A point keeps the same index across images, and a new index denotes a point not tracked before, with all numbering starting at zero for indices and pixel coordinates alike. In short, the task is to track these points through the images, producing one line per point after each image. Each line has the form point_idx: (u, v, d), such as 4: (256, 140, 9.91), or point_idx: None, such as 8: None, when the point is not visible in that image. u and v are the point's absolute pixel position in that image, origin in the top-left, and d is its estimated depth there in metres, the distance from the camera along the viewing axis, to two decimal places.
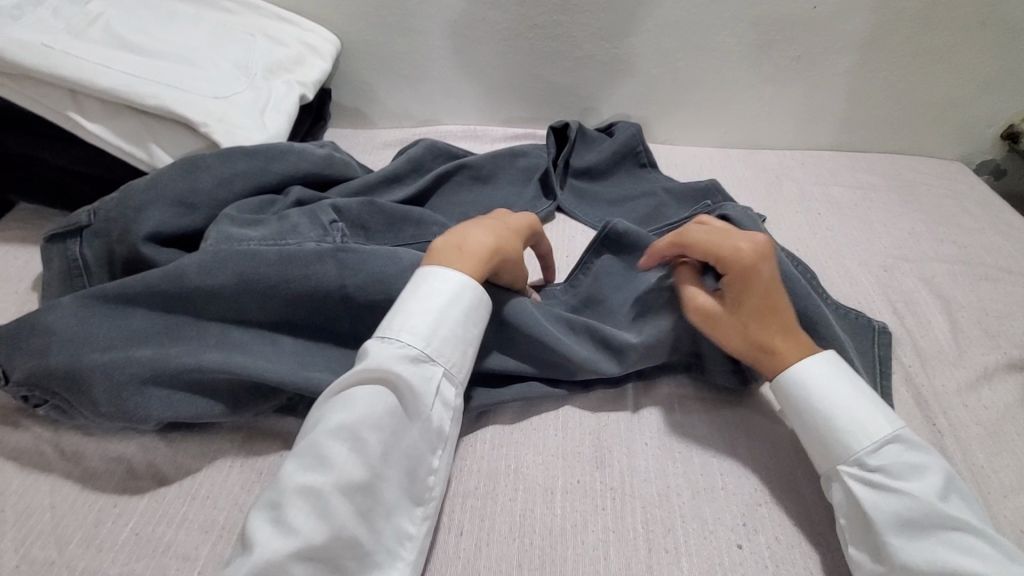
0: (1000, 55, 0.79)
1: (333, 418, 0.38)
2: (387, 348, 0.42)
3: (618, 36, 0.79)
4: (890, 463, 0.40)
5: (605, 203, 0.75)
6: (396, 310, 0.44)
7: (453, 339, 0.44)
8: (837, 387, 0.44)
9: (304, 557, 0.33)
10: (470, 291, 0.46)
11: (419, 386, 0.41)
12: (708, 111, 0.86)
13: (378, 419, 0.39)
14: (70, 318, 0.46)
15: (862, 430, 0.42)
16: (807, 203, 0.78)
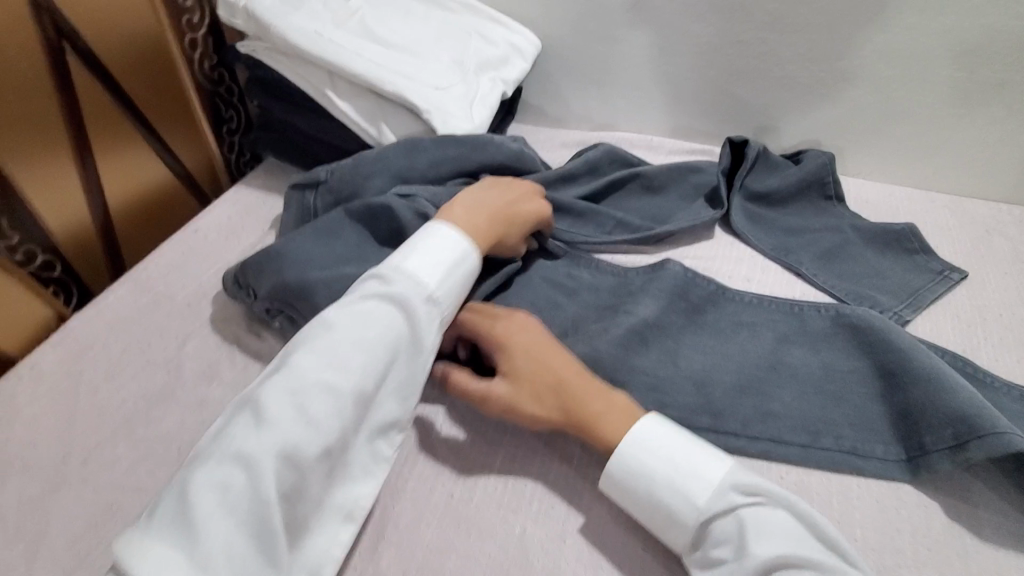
0: None
1: (347, 329, 0.47)
2: (406, 280, 0.51)
3: (827, 58, 0.75)
4: (717, 533, 0.42)
5: (781, 231, 0.72)
6: (403, 251, 0.53)
7: (459, 287, 0.53)
8: (641, 461, 0.46)
9: (319, 451, 0.42)
10: (476, 247, 0.55)
11: (425, 316, 0.50)
12: (914, 148, 0.79)
13: (389, 343, 0.48)
14: (297, 243, 0.57)
15: (672, 507, 0.44)
16: (1022, 266, 0.69)
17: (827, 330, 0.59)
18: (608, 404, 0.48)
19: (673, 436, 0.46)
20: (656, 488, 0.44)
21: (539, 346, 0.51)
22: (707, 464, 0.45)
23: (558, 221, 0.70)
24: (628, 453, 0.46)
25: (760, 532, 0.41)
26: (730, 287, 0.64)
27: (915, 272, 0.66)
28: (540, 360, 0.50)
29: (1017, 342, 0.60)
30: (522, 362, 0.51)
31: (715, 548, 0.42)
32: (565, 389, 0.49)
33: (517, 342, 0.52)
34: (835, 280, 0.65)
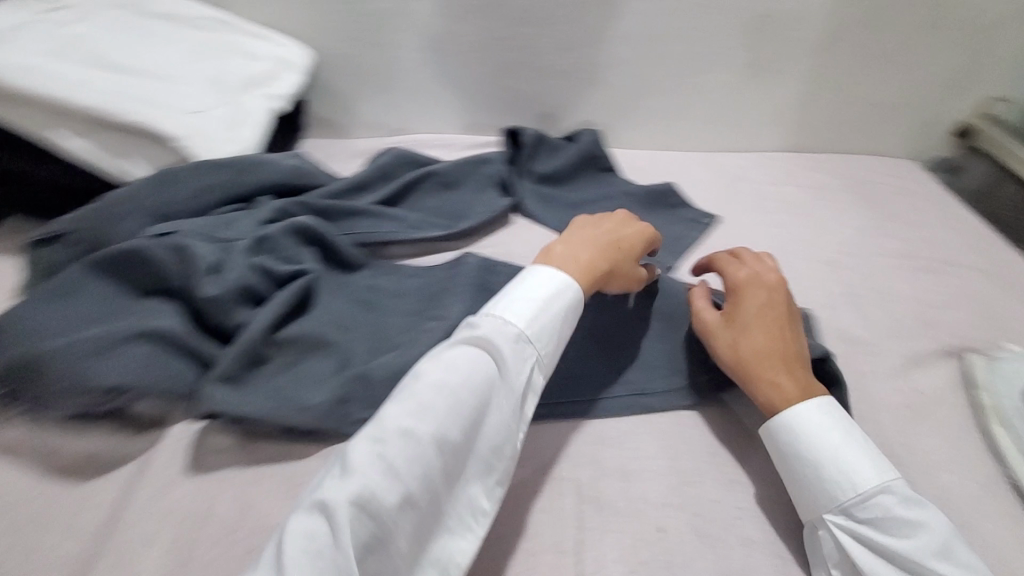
0: (939, 60, 0.83)
1: (446, 372, 0.41)
2: (492, 322, 0.46)
3: (579, 47, 0.83)
4: (876, 518, 0.42)
5: (567, 206, 0.78)
6: (494, 300, 0.49)
7: (549, 326, 0.48)
8: (821, 437, 0.45)
9: (401, 501, 0.36)
10: (569, 288, 0.51)
11: (511, 359, 0.44)
12: (669, 117, 0.90)
13: (487, 381, 0.42)
14: (25, 309, 0.49)
15: (852, 484, 0.43)
16: (761, 203, 0.82)
17: None
18: (792, 377, 0.49)
19: (821, 422, 0.46)
20: (846, 470, 0.44)
21: (767, 305, 0.53)
22: (861, 461, 0.44)
23: (359, 223, 0.67)
24: (803, 423, 0.46)
25: (932, 540, 0.41)
26: (528, 266, 0.67)
27: (677, 224, 0.76)
28: (777, 318, 0.52)
29: None
30: (753, 291, 0.54)
31: (865, 525, 0.43)
32: (771, 346, 0.51)
33: (747, 299, 0.54)
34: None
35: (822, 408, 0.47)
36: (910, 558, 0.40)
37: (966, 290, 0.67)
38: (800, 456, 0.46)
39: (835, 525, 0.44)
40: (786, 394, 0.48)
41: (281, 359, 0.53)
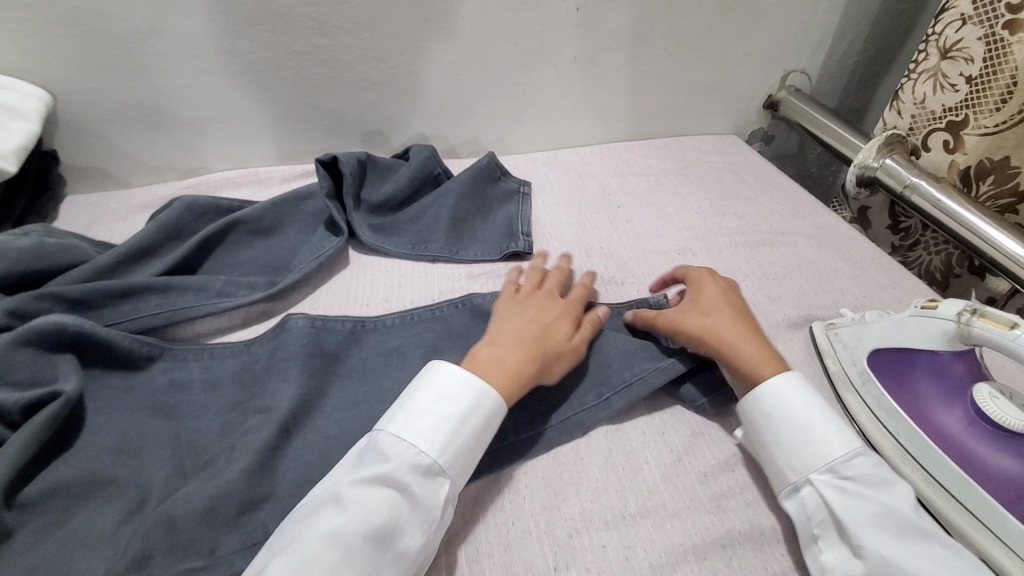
0: (742, 38, 0.87)
1: (333, 516, 0.38)
2: (388, 441, 0.43)
3: (390, 55, 0.74)
4: (860, 474, 0.43)
5: (409, 226, 0.70)
6: (412, 406, 0.44)
7: (454, 433, 0.43)
8: (807, 405, 0.47)
9: None
10: (476, 386, 0.46)
11: (410, 480, 0.41)
12: (503, 118, 0.85)
13: (381, 512, 0.39)
14: None
15: (835, 445, 0.45)
16: (607, 198, 0.80)
17: (467, 323, 0.59)
18: (764, 348, 0.51)
19: (803, 397, 0.48)
20: (824, 437, 0.45)
21: (732, 294, 0.58)
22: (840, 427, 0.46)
23: (144, 303, 0.54)
24: (790, 390, 0.48)
25: (909, 501, 0.42)
26: (368, 315, 0.59)
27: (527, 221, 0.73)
28: (733, 306, 0.56)
29: (615, 268, 0.69)
30: (712, 291, 0.57)
31: (850, 483, 0.43)
32: (739, 324, 0.53)
33: (710, 288, 0.57)
34: (471, 249, 0.68)
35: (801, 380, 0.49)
36: (891, 517, 0.41)
37: (799, 257, 0.71)
38: (779, 419, 0.47)
39: (822, 483, 0.44)
40: (762, 362, 0.50)
41: (42, 522, 0.39)
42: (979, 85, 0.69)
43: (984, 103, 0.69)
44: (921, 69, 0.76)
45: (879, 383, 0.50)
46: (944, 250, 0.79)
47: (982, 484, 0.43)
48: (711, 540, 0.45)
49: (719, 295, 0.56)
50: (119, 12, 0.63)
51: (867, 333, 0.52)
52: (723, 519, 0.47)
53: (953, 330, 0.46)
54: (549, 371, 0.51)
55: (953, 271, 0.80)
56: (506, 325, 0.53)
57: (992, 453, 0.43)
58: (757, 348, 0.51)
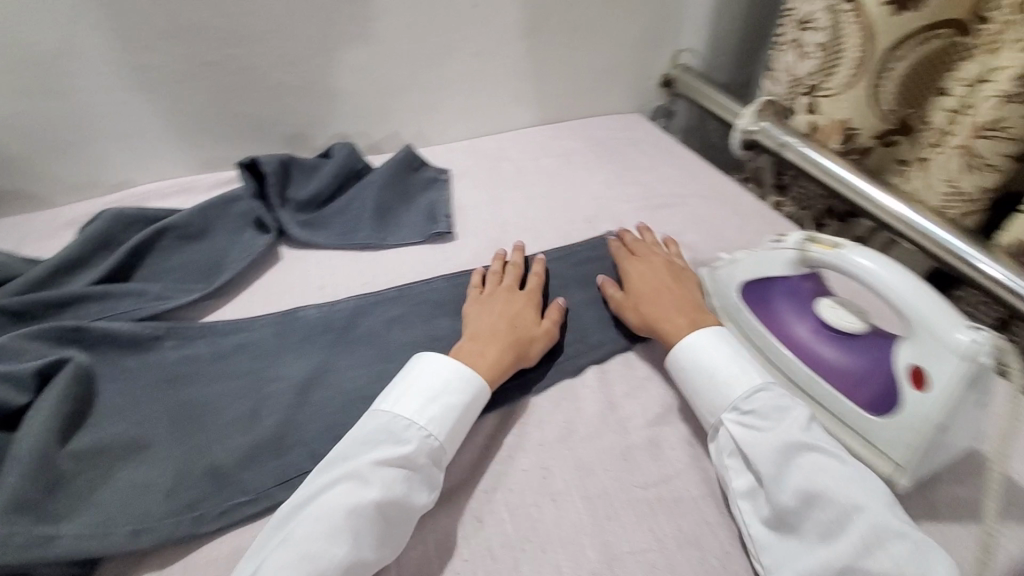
0: (629, 24, 0.96)
1: (352, 493, 0.41)
2: (391, 422, 0.46)
3: (302, 60, 0.78)
4: (759, 407, 0.49)
5: (336, 219, 0.74)
6: (420, 392, 0.48)
7: (451, 416, 0.48)
8: (716, 352, 0.53)
9: None
10: (467, 372, 0.50)
11: (413, 459, 0.44)
12: (420, 113, 0.91)
13: (389, 493, 0.42)
14: None
15: (741, 385, 0.51)
16: (522, 178, 0.87)
17: (395, 301, 0.63)
18: (687, 318, 0.57)
19: (718, 349, 0.53)
20: (728, 379, 0.51)
21: (664, 268, 0.64)
22: (748, 368, 0.51)
23: (83, 311, 0.57)
24: (702, 347, 0.54)
25: (806, 418, 0.47)
26: (304, 304, 0.63)
27: (449, 205, 0.78)
28: (666, 276, 0.62)
29: (532, 238, 0.75)
30: (643, 278, 0.63)
31: (751, 413, 0.49)
32: (667, 301, 0.59)
33: (638, 269, 0.64)
34: (396, 234, 0.72)
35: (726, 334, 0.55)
36: (783, 438, 0.46)
37: (693, 216, 0.80)
38: (698, 372, 0.53)
39: (730, 422, 0.50)
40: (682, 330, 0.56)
41: (62, 485, 0.42)
42: (827, 51, 0.79)
43: (830, 67, 0.80)
44: (786, 40, 0.86)
45: (746, 307, 0.59)
46: (814, 205, 0.90)
47: (826, 378, 0.52)
48: (615, 454, 0.51)
49: (653, 279, 0.62)
50: (26, 34, 0.65)
51: (735, 271, 0.61)
52: (626, 438, 0.52)
53: (796, 256, 0.56)
54: (524, 358, 0.55)
55: (822, 221, 0.90)
56: (481, 324, 0.57)
57: (832, 352, 0.52)
58: (684, 318, 0.57)
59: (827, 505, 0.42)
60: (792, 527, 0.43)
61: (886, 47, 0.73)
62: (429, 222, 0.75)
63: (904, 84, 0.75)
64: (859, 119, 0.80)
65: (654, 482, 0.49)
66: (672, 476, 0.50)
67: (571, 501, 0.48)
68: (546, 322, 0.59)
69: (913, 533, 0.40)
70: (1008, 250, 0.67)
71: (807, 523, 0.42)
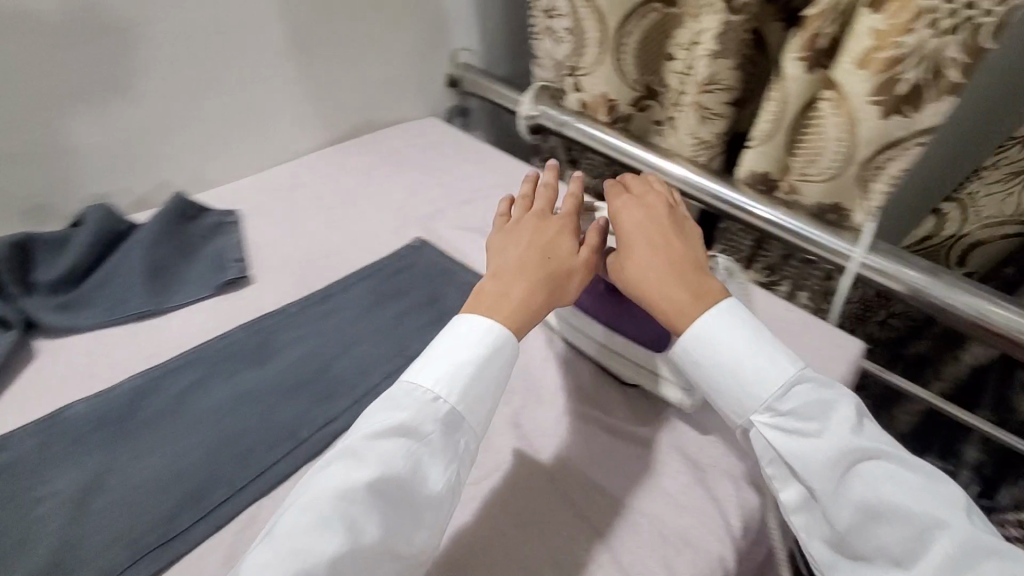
0: (396, 31, 0.97)
1: (348, 472, 0.40)
2: (406, 397, 0.44)
3: (13, 121, 0.67)
4: (798, 405, 0.46)
5: (100, 292, 0.65)
6: (439, 360, 0.46)
7: (466, 381, 0.46)
8: (732, 342, 0.49)
9: None
10: (491, 325, 0.48)
11: (421, 425, 0.43)
12: (189, 155, 0.83)
13: (393, 469, 0.41)
14: None
15: (775, 377, 0.47)
16: (321, 203, 0.83)
17: (186, 368, 0.57)
18: (685, 286, 0.51)
19: (732, 340, 0.49)
20: (749, 370, 0.48)
21: (657, 218, 0.56)
22: (775, 360, 0.48)
23: None
24: (710, 338, 0.49)
25: (853, 417, 0.45)
26: (73, 400, 0.55)
27: (239, 248, 0.72)
28: (657, 226, 0.55)
29: (338, 263, 0.73)
30: (639, 236, 0.54)
31: (789, 415, 0.46)
32: (668, 268, 0.52)
33: (628, 220, 0.56)
34: (179, 294, 0.65)
35: (736, 310, 0.50)
36: (835, 447, 0.44)
37: (494, 206, 0.83)
38: (714, 359, 0.49)
39: (764, 424, 0.47)
40: (684, 305, 0.50)
41: None
42: (574, 35, 0.86)
43: (581, 49, 0.87)
44: (540, 29, 0.92)
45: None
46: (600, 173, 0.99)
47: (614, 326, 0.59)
48: None
49: (648, 238, 0.54)
50: None
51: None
52: None
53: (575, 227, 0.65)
54: (558, 294, 0.52)
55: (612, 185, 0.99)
56: (505, 259, 0.53)
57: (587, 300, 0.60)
58: (690, 290, 0.51)
59: (893, 520, 0.41)
60: (862, 547, 0.42)
61: (616, 23, 0.82)
62: (216, 271, 0.68)
63: (640, 54, 0.85)
64: (616, 91, 0.89)
65: (487, 472, 0.52)
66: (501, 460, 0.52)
67: None
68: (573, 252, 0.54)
69: (996, 546, 0.39)
70: (748, 181, 0.78)
71: (877, 538, 0.42)
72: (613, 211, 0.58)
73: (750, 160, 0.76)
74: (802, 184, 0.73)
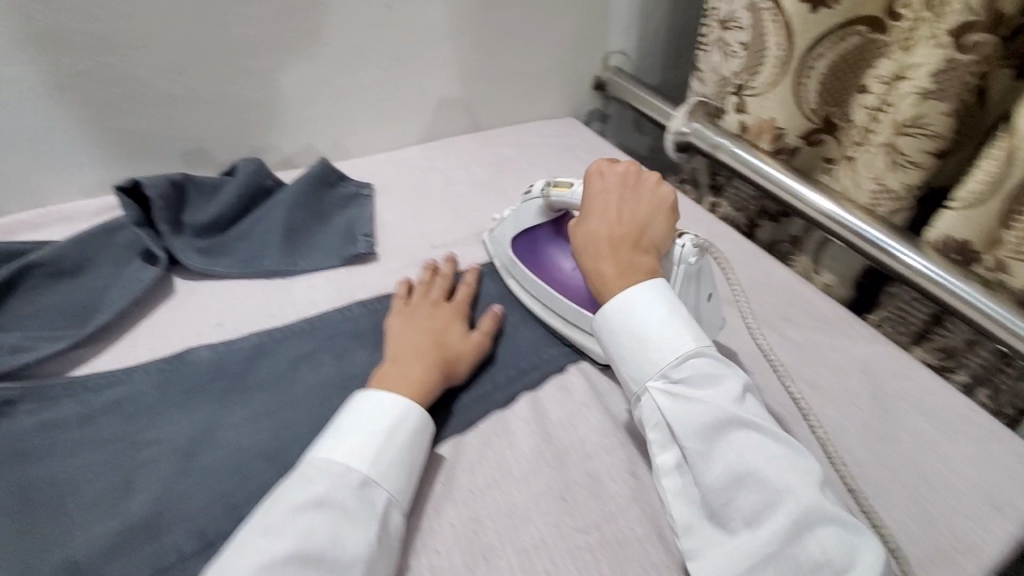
0: (556, 25, 0.93)
1: (259, 550, 0.35)
2: (315, 470, 0.41)
3: (191, 68, 0.70)
4: (688, 376, 0.45)
5: (239, 244, 0.66)
6: (356, 431, 0.43)
7: (387, 449, 0.43)
8: (650, 308, 0.48)
9: None
10: (395, 403, 0.45)
11: (335, 495, 0.39)
12: (336, 123, 0.84)
13: (310, 543, 0.36)
14: None
15: (673, 351, 0.47)
16: (451, 190, 0.81)
17: (307, 339, 0.56)
18: (616, 263, 0.52)
19: (652, 305, 0.49)
20: (650, 340, 0.48)
21: (620, 197, 0.56)
22: (683, 330, 0.47)
23: None
24: (630, 300, 0.49)
25: (736, 391, 0.44)
26: (199, 345, 0.55)
27: (369, 222, 0.71)
28: (619, 204, 0.55)
29: (463, 256, 0.70)
30: (598, 210, 0.55)
31: (680, 384, 0.46)
32: (610, 246, 0.53)
33: (595, 194, 0.56)
34: (310, 259, 0.66)
35: (657, 290, 0.50)
36: (713, 411, 0.43)
37: None
38: (629, 327, 0.49)
39: (656, 390, 0.46)
40: (611, 281, 0.51)
41: None
42: (752, 50, 0.77)
43: (755, 67, 0.77)
44: (709, 41, 0.84)
45: (514, 255, 0.64)
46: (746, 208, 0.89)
47: (572, 301, 0.58)
48: (550, 495, 0.46)
49: (604, 214, 0.55)
50: None
51: (505, 230, 0.65)
52: (563, 474, 0.48)
53: (541, 203, 0.61)
54: (452, 375, 0.52)
55: (756, 222, 0.89)
56: (402, 342, 0.53)
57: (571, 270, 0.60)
58: (621, 267, 0.52)
59: (756, 486, 0.40)
60: (723, 512, 0.41)
61: (808, 42, 0.71)
62: (347, 243, 0.68)
63: (826, 84, 0.74)
64: (787, 118, 0.78)
65: (594, 523, 0.45)
66: (613, 512, 0.46)
67: (503, 557, 0.42)
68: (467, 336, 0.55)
69: (842, 517, 0.39)
70: (937, 245, 0.66)
71: (741, 504, 0.40)
72: (588, 173, 0.58)
73: (945, 223, 0.65)
74: (1016, 263, 0.61)
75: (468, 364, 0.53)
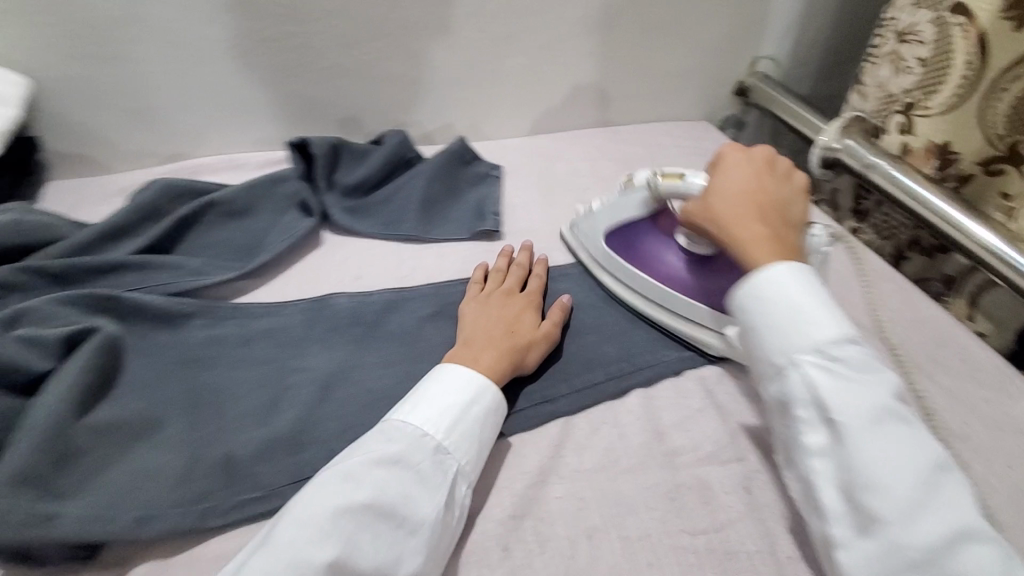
0: (705, 26, 0.90)
1: (339, 493, 0.37)
2: (388, 430, 0.42)
3: (360, 43, 0.76)
4: (849, 357, 0.42)
5: (380, 207, 0.71)
6: (434, 399, 0.44)
7: (462, 423, 0.44)
8: (806, 288, 0.46)
9: None
10: (470, 380, 0.46)
11: (411, 457, 0.41)
12: (476, 106, 0.87)
13: (383, 496, 0.38)
14: None
15: (834, 330, 0.43)
16: (577, 181, 0.82)
17: (435, 302, 0.60)
18: (768, 242, 0.49)
19: (810, 285, 0.46)
20: (806, 317, 0.44)
21: (757, 180, 0.53)
22: (837, 315, 0.44)
23: (122, 278, 0.57)
24: (792, 275, 0.46)
25: (892, 387, 0.42)
26: (340, 293, 0.60)
27: (497, 202, 0.74)
28: (758, 186, 0.53)
29: None
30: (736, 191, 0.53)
31: (841, 363, 0.42)
32: (757, 224, 0.50)
33: (729, 174, 0.54)
34: (441, 230, 0.69)
35: (809, 274, 0.47)
36: (874, 402, 0.40)
37: None
38: (780, 302, 0.45)
39: (811, 366, 0.42)
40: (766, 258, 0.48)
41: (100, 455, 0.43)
42: (932, 66, 0.70)
43: (932, 84, 0.71)
44: (879, 53, 0.78)
45: (609, 248, 0.63)
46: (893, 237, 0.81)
47: (678, 290, 0.59)
48: (659, 492, 0.46)
49: (745, 194, 0.52)
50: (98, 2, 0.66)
51: (597, 222, 0.64)
52: (673, 474, 0.47)
53: (646, 195, 0.61)
54: (522, 366, 0.51)
55: (904, 254, 0.81)
56: (473, 329, 0.52)
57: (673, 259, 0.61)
58: (771, 245, 0.49)
59: (919, 485, 0.38)
60: (872, 508, 0.38)
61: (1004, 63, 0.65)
62: (475, 219, 0.71)
63: None
64: (965, 144, 0.70)
65: (703, 528, 0.44)
66: (722, 522, 0.44)
67: (607, 540, 0.43)
68: (537, 328, 0.54)
69: (996, 537, 0.37)
70: None
71: (890, 495, 0.38)
72: (717, 157, 0.56)
73: None
74: None
75: (538, 354, 0.52)
